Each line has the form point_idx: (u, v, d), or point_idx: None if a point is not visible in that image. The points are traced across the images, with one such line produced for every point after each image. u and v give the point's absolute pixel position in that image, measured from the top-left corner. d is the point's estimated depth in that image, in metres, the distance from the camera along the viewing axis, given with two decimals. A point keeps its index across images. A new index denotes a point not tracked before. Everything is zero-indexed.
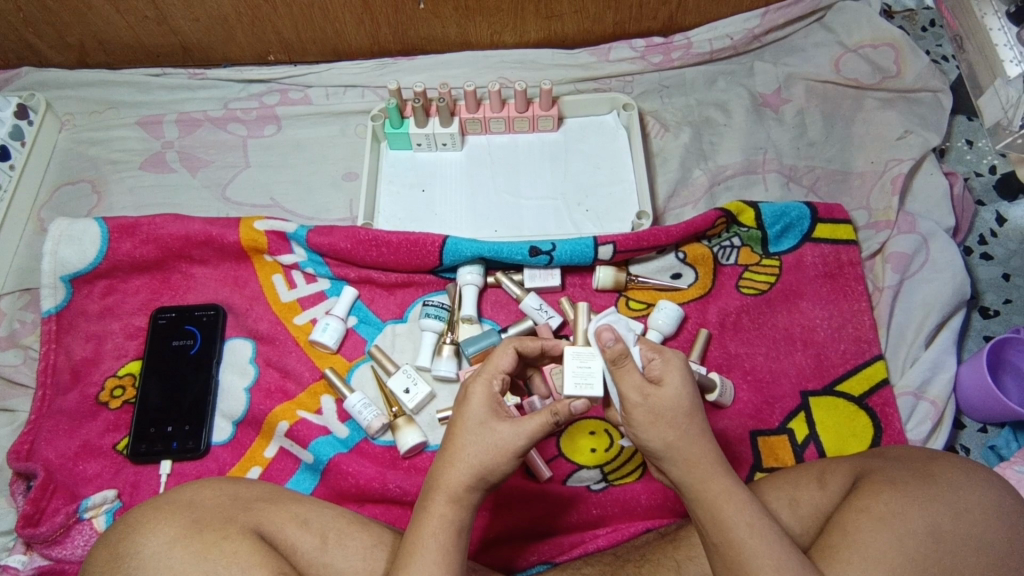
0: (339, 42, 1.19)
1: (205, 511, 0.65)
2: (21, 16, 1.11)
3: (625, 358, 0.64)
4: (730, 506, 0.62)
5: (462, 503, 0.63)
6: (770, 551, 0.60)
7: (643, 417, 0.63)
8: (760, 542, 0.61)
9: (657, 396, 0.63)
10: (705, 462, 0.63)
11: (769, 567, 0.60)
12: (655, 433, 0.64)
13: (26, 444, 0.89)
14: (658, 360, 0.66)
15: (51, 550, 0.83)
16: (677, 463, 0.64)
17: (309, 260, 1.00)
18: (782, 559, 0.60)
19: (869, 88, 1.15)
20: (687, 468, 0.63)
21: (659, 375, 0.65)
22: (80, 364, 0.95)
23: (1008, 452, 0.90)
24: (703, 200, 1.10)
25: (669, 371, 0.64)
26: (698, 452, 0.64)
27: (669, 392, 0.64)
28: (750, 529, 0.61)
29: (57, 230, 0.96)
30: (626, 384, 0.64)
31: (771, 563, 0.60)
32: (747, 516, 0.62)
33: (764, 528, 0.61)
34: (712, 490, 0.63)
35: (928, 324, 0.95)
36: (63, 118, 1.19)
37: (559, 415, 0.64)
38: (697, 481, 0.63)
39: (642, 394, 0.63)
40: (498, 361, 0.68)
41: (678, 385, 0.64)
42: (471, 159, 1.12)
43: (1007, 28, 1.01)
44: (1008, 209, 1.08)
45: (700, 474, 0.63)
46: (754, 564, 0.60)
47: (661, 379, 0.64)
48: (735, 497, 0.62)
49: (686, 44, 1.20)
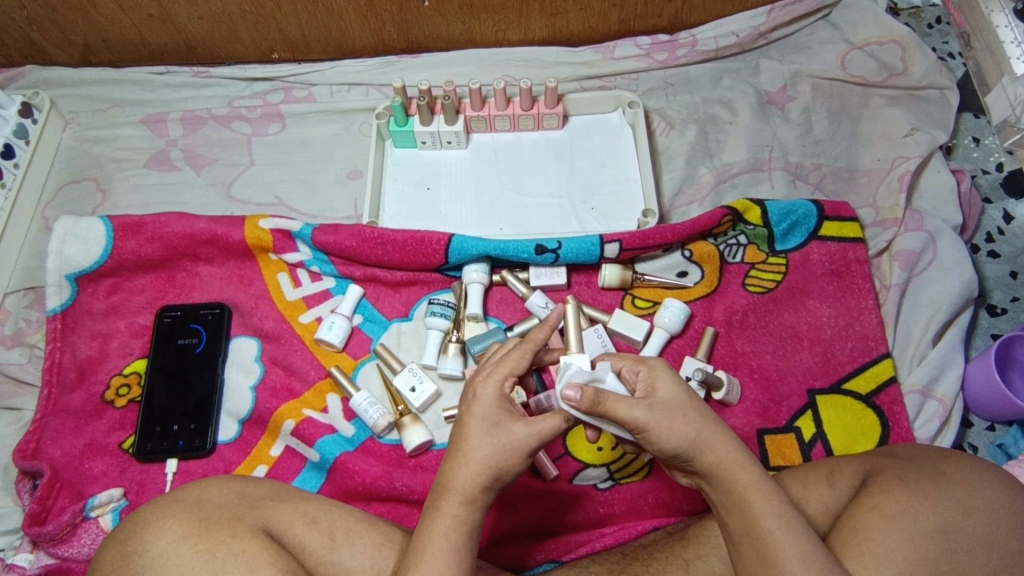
0: (344, 40, 1.19)
1: (214, 510, 0.65)
2: (25, 14, 1.11)
3: (602, 394, 0.62)
4: (758, 496, 0.62)
5: (475, 504, 0.63)
6: (799, 544, 0.60)
7: (660, 427, 0.62)
8: (787, 533, 0.60)
9: (659, 401, 0.63)
10: (732, 453, 0.63)
11: (797, 560, 0.59)
12: (674, 438, 0.62)
13: (31, 442, 0.89)
14: (642, 373, 0.66)
15: (56, 549, 0.83)
16: (702, 458, 0.63)
17: (314, 258, 0.99)
18: (808, 550, 0.60)
19: (875, 85, 1.15)
20: (716, 460, 0.63)
21: (649, 385, 0.65)
22: (85, 362, 0.95)
23: (1017, 451, 0.89)
24: (709, 199, 1.10)
25: (657, 378, 0.65)
26: (721, 444, 0.63)
27: (667, 392, 0.64)
28: (778, 520, 0.61)
29: (61, 229, 0.95)
30: (625, 407, 0.62)
31: (797, 554, 0.60)
32: (775, 507, 0.61)
33: (793, 520, 0.61)
34: (742, 480, 0.62)
35: (936, 322, 0.94)
36: (68, 116, 1.19)
37: (570, 420, 0.66)
38: (725, 472, 0.63)
39: (646, 406, 0.62)
40: (513, 363, 0.66)
41: (672, 387, 0.64)
42: (476, 157, 1.12)
43: (1014, 25, 1.00)
44: (1015, 207, 1.08)
45: (728, 465, 0.63)
46: (782, 557, 0.59)
47: (654, 388, 0.64)
48: (762, 488, 0.62)
49: (691, 42, 1.20)
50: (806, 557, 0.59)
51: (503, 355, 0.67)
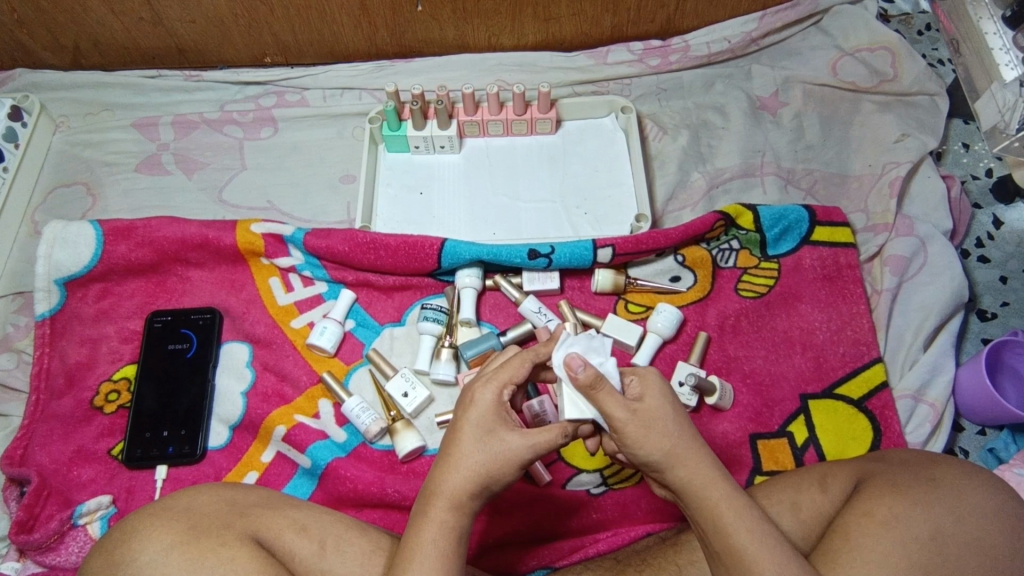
0: (337, 43, 1.19)
1: (202, 517, 0.64)
2: (15, 17, 1.10)
3: (600, 380, 0.62)
4: (730, 512, 0.62)
5: (463, 510, 0.62)
6: (772, 556, 0.60)
7: (637, 434, 0.62)
8: (761, 547, 0.60)
9: (643, 409, 0.63)
10: (703, 469, 0.63)
11: (770, 571, 0.59)
12: (649, 447, 0.62)
13: (19, 449, 0.88)
14: (634, 380, 0.66)
15: (44, 557, 0.82)
16: (674, 472, 0.63)
17: (306, 262, 0.99)
18: (782, 562, 0.60)
19: (866, 91, 1.16)
20: (687, 476, 0.63)
21: (639, 392, 0.64)
22: (74, 368, 0.94)
23: (1007, 455, 0.90)
24: (702, 203, 1.10)
25: (647, 387, 0.65)
26: (696, 460, 0.63)
27: (652, 403, 0.63)
28: (750, 535, 0.61)
29: (51, 233, 0.95)
30: (613, 404, 0.62)
31: (772, 569, 0.60)
32: (748, 522, 0.61)
33: (765, 533, 0.61)
34: (712, 497, 0.62)
35: (927, 326, 0.95)
36: (58, 120, 1.18)
37: (568, 435, 0.65)
38: (697, 487, 0.63)
39: (629, 410, 0.62)
40: (514, 372, 0.66)
41: (659, 398, 0.64)
42: (469, 162, 1.12)
43: (1002, 32, 1.01)
44: (1005, 212, 1.09)
45: (700, 482, 0.63)
46: (755, 569, 0.60)
47: (642, 396, 0.64)
48: (734, 502, 0.62)
49: (684, 48, 1.20)
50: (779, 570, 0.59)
51: (507, 362, 0.66)
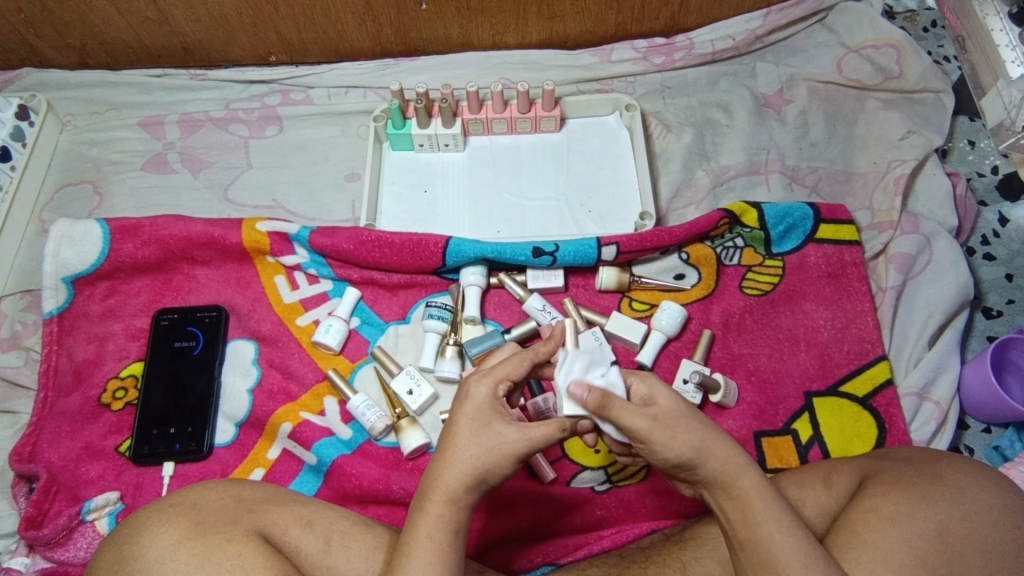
0: (341, 42, 1.19)
1: (209, 513, 0.65)
2: (22, 17, 1.11)
3: (608, 398, 0.62)
4: (759, 501, 0.62)
5: (460, 504, 0.62)
6: (799, 547, 0.60)
7: (664, 438, 0.61)
8: (787, 537, 0.61)
9: (661, 412, 0.63)
10: (735, 460, 0.63)
11: (796, 563, 0.60)
12: (678, 447, 0.62)
13: (28, 445, 0.89)
14: (636, 383, 0.66)
15: (53, 553, 0.83)
16: (705, 466, 0.63)
17: (311, 261, 0.99)
18: (808, 555, 0.60)
19: (871, 88, 1.15)
20: (718, 467, 0.63)
21: (648, 395, 0.65)
22: (82, 365, 0.95)
23: (1012, 453, 0.90)
24: (706, 201, 1.10)
25: (655, 390, 0.65)
26: (725, 451, 0.63)
27: (668, 404, 0.63)
28: (779, 526, 0.61)
29: (58, 231, 0.95)
30: (630, 415, 0.62)
31: (797, 560, 0.60)
32: (776, 513, 0.62)
33: (792, 524, 0.62)
34: (744, 486, 0.63)
35: (932, 324, 0.95)
36: (65, 119, 1.19)
37: (566, 430, 0.64)
38: (727, 479, 0.63)
39: (648, 416, 0.62)
40: (510, 369, 0.66)
41: (670, 397, 0.64)
42: (473, 160, 1.12)
43: (1009, 29, 1.01)
44: (1010, 210, 1.09)
45: (731, 472, 0.63)
46: (782, 560, 0.60)
47: (653, 399, 0.64)
48: (764, 492, 0.63)
49: (688, 45, 1.20)
50: (805, 561, 0.60)
51: (504, 361, 0.67)
